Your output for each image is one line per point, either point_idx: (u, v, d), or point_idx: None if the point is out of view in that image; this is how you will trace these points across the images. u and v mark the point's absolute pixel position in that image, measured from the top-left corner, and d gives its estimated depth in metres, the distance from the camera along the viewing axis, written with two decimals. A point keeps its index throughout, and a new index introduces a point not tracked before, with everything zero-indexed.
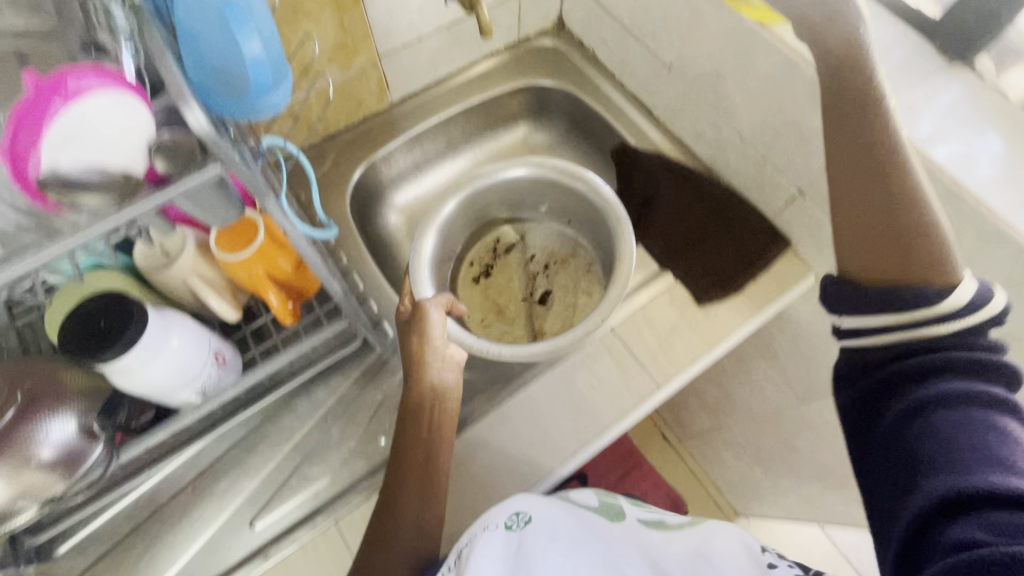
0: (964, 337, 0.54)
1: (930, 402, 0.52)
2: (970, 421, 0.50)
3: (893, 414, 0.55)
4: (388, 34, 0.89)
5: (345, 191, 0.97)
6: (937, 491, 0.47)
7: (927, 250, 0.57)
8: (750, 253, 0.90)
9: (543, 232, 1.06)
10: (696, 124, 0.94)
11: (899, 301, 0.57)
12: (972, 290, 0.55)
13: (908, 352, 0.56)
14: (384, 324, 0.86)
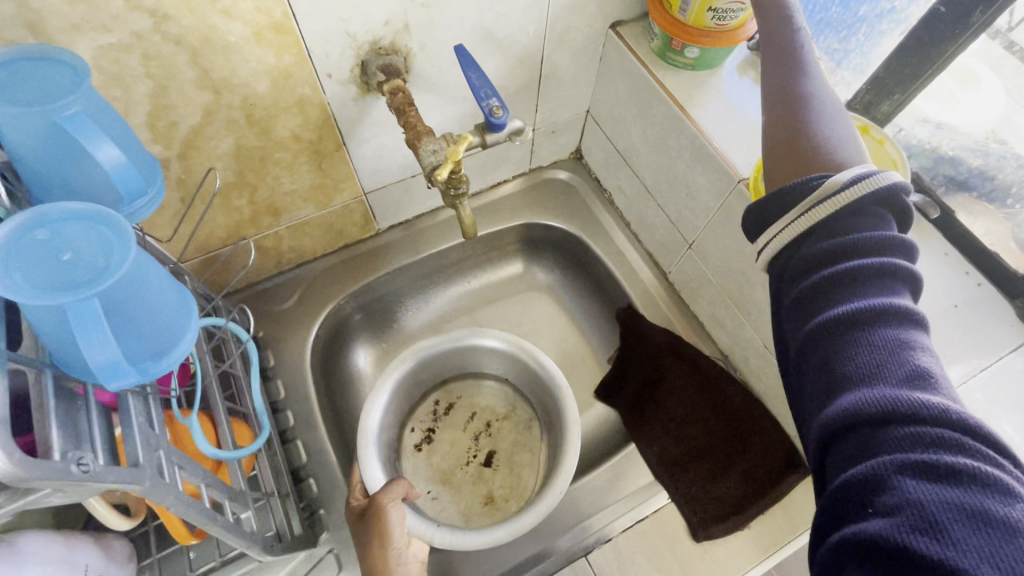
0: (883, 303, 0.36)
1: (833, 370, 0.36)
2: (912, 434, 0.32)
3: (805, 383, 0.38)
4: (376, 174, 0.79)
5: (309, 332, 0.85)
6: (842, 491, 0.33)
7: (852, 246, 0.39)
8: (766, 478, 0.74)
9: (480, 378, 0.99)
10: (715, 310, 0.82)
11: (834, 256, 0.40)
12: (870, 188, 0.40)
13: (820, 319, 0.38)
14: (320, 514, 0.73)
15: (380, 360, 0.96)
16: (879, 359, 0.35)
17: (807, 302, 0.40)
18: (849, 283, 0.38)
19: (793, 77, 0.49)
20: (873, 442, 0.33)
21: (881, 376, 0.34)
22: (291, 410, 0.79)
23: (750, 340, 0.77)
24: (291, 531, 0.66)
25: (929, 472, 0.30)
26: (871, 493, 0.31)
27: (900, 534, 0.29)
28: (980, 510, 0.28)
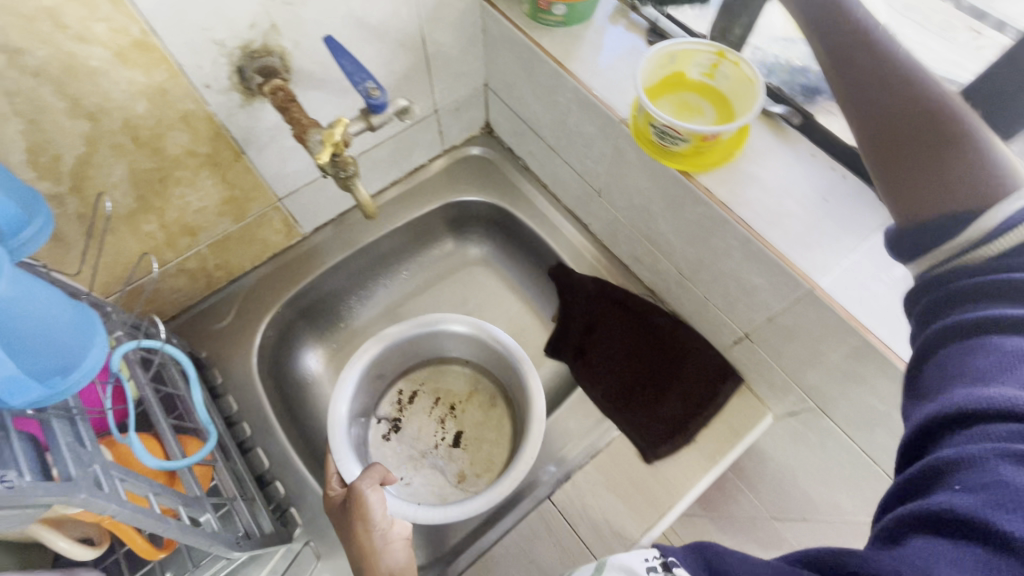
0: (1021, 318, 0.32)
1: (951, 373, 0.34)
2: (1021, 428, 0.29)
3: (932, 383, 0.35)
4: (284, 178, 0.80)
5: (252, 344, 0.86)
6: (931, 469, 0.31)
7: (998, 266, 0.35)
8: (697, 401, 0.80)
9: (444, 364, 1.03)
10: (634, 249, 0.86)
11: (989, 267, 0.35)
12: (1010, 209, 0.36)
13: (977, 313, 0.34)
14: (291, 511, 0.75)
15: (332, 360, 0.98)
16: (1005, 365, 0.31)
17: (944, 300, 0.37)
18: (1003, 297, 0.34)
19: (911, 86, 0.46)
20: (967, 433, 0.31)
21: (998, 377, 0.31)
22: (246, 421, 0.81)
23: (667, 270, 0.82)
24: (261, 529, 0.68)
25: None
26: (957, 471, 0.29)
27: (978, 508, 0.27)
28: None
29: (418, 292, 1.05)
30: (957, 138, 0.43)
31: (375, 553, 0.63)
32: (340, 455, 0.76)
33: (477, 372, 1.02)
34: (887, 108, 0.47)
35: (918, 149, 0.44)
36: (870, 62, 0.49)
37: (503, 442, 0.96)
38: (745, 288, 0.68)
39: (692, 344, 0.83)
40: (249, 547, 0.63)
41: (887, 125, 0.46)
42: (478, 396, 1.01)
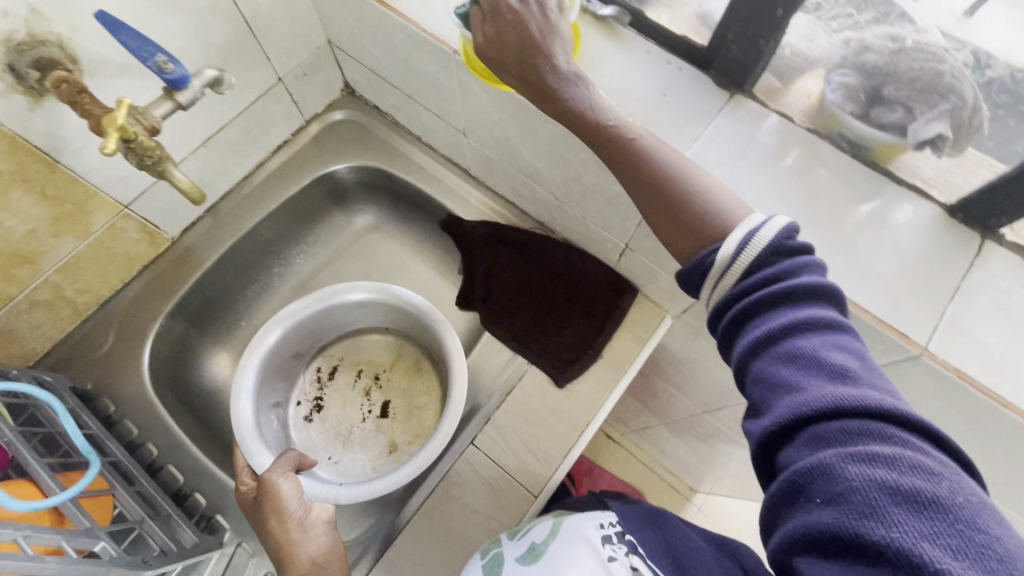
0: (806, 323, 0.40)
1: (758, 390, 0.40)
2: (845, 428, 0.35)
3: (757, 388, 0.41)
4: (122, 183, 0.74)
5: (140, 363, 0.81)
6: (795, 484, 0.36)
7: (760, 264, 0.44)
8: (594, 320, 0.82)
9: (360, 335, 1.00)
10: (514, 184, 0.85)
11: (773, 277, 0.43)
12: (756, 247, 0.45)
13: (781, 322, 0.41)
14: (218, 518, 0.74)
15: (240, 361, 0.94)
16: (812, 370, 0.38)
17: (736, 320, 0.44)
18: (783, 303, 0.42)
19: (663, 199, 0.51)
20: (799, 443, 0.37)
21: (800, 382, 0.38)
22: (151, 442, 0.77)
23: (547, 197, 0.81)
24: (181, 543, 0.67)
25: (851, 459, 0.34)
26: (820, 484, 0.34)
27: (843, 521, 0.32)
28: (907, 491, 0.32)
29: (316, 275, 1.01)
30: (677, 173, 0.51)
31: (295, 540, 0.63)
32: (252, 448, 0.74)
33: (395, 338, 1.00)
34: (655, 221, 0.52)
35: (652, 192, 0.51)
36: (620, 160, 0.52)
37: (431, 401, 0.96)
38: (613, 199, 0.69)
39: (585, 267, 0.84)
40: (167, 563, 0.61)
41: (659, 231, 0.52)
42: (401, 362, 1.00)
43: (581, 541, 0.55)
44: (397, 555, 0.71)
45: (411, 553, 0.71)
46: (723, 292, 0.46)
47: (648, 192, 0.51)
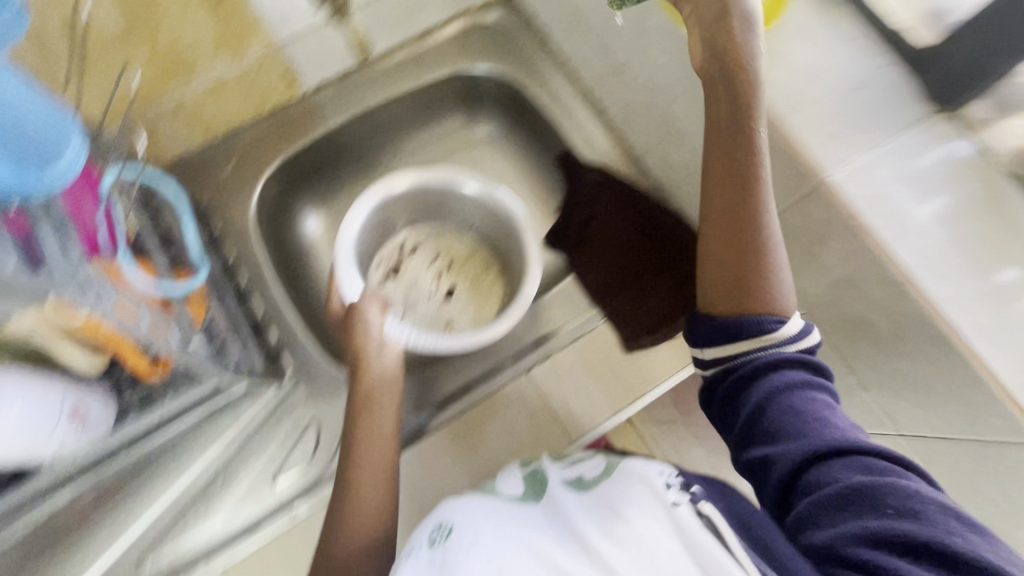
0: (822, 383, 0.56)
1: (784, 428, 0.54)
2: (872, 455, 0.50)
3: (784, 425, 0.54)
4: (285, 19, 0.75)
5: (252, 198, 0.86)
6: (852, 495, 0.48)
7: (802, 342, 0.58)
8: (683, 289, 0.81)
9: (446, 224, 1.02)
10: (650, 136, 0.82)
11: (798, 357, 0.57)
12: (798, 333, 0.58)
13: (781, 379, 0.56)
14: (284, 357, 0.79)
15: (332, 224, 0.98)
16: (829, 414, 0.54)
17: (745, 386, 0.58)
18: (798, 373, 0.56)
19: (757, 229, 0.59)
20: (824, 460, 0.51)
21: (834, 426, 0.53)
22: (244, 271, 0.83)
23: (681, 160, 0.77)
24: (252, 367, 0.72)
25: (864, 470, 0.49)
26: (880, 496, 0.47)
27: (864, 486, 0.48)
28: (888, 458, 0.50)
29: (422, 168, 1.02)
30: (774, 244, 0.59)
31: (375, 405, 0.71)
32: (343, 279, 0.81)
33: (477, 239, 1.01)
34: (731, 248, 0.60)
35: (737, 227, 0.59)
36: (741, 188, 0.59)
37: (491, 307, 0.98)
38: None
39: (692, 230, 0.81)
40: None
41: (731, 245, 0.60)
42: (477, 260, 1.01)
43: (639, 478, 0.56)
44: (430, 444, 0.76)
45: (443, 447, 0.76)
46: (733, 369, 0.59)
47: (731, 260, 0.60)
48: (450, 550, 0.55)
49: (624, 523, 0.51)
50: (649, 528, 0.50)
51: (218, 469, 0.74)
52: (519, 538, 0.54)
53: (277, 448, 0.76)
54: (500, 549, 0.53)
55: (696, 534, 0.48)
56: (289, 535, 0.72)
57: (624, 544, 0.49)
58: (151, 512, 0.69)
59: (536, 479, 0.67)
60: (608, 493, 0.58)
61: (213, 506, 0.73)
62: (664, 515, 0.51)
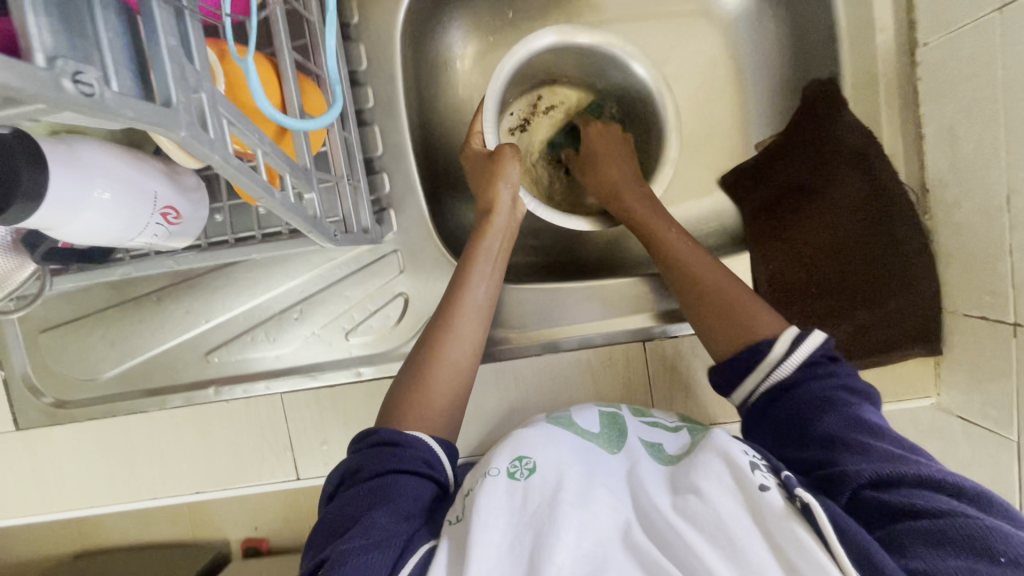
0: (856, 392, 0.54)
1: (844, 445, 0.50)
2: (917, 464, 0.47)
3: (822, 439, 0.51)
4: None
5: None
6: (921, 519, 0.43)
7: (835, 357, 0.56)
8: (866, 305, 0.63)
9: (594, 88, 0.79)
10: (962, 124, 0.56)
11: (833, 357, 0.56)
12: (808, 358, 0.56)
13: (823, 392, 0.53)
14: (390, 213, 0.68)
15: (482, 55, 0.76)
16: (865, 426, 0.51)
17: (796, 403, 0.54)
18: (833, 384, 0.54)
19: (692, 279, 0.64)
20: (894, 481, 0.46)
21: (870, 435, 0.50)
22: (371, 88, 0.67)
23: (991, 184, 0.54)
24: (359, 224, 0.62)
25: (935, 489, 0.45)
26: (950, 517, 0.43)
27: (958, 525, 0.42)
28: (984, 498, 0.45)
29: (619, 19, 0.76)
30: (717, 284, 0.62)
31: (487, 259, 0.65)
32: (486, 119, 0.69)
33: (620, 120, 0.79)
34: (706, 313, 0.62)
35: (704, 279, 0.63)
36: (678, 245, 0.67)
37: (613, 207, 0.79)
38: None
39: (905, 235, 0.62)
40: (346, 240, 0.57)
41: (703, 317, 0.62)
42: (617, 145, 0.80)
43: (722, 450, 0.51)
44: (513, 367, 0.71)
45: (524, 376, 0.70)
46: (771, 386, 0.56)
47: (724, 288, 0.61)
48: (537, 494, 0.50)
49: (699, 499, 0.48)
50: (729, 510, 0.46)
51: (296, 301, 0.70)
52: (596, 505, 0.49)
53: (358, 305, 0.70)
54: (583, 513, 0.48)
55: (787, 525, 0.44)
56: (350, 390, 0.71)
57: (706, 528, 0.46)
58: (237, 311, 0.71)
59: (616, 424, 0.62)
60: (694, 458, 0.54)
61: (285, 335, 0.70)
62: (746, 497, 0.47)
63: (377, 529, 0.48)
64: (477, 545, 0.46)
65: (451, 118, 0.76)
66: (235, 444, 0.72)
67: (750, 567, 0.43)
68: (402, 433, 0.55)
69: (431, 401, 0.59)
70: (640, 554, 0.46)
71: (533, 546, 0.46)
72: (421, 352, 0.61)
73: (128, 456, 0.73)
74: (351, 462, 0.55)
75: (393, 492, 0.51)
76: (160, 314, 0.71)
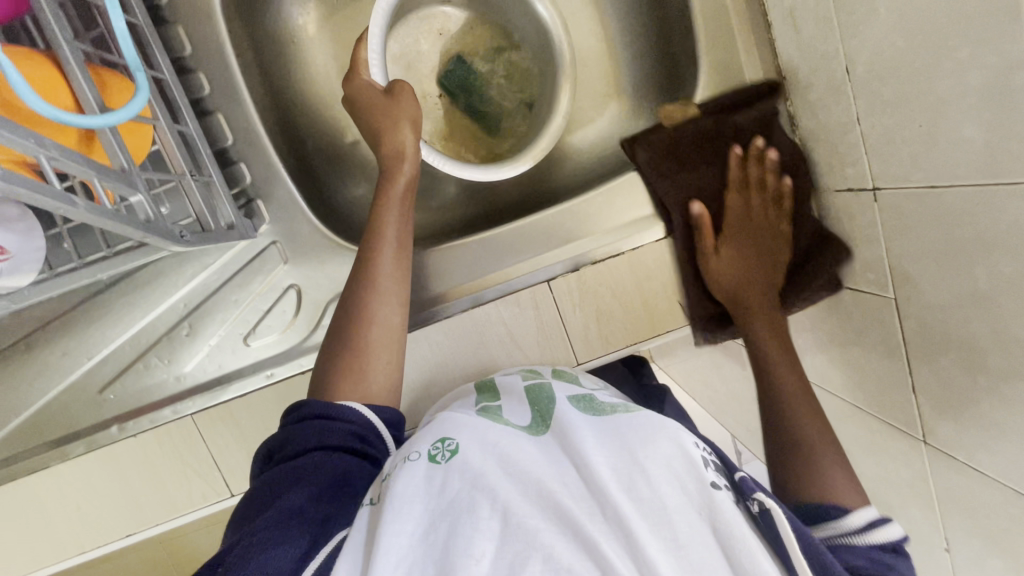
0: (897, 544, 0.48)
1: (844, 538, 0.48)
2: None
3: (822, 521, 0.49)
4: None
5: None
6: None
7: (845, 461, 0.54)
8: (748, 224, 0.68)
9: (465, 30, 0.76)
10: (800, 4, 0.57)
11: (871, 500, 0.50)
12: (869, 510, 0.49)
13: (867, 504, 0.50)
14: (258, 204, 0.64)
15: (328, 19, 0.71)
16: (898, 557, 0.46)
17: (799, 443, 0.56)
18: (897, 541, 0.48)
19: (796, 426, 0.57)
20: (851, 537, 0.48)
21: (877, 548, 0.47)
22: (204, 73, 0.61)
23: (833, 57, 0.55)
24: (220, 221, 0.58)
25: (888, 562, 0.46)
26: None
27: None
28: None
29: None
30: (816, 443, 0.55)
31: (398, 218, 0.63)
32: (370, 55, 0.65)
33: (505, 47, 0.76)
34: (773, 441, 0.58)
35: (796, 428, 0.57)
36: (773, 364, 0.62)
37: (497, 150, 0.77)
38: (936, 137, 0.47)
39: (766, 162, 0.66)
40: (205, 241, 0.53)
41: (780, 449, 0.57)
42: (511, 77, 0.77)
43: (674, 437, 0.46)
44: (425, 336, 0.69)
45: (439, 341, 0.69)
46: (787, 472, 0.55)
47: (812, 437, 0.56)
48: (456, 481, 0.44)
49: (645, 482, 0.43)
50: (675, 497, 0.42)
51: (182, 316, 0.66)
52: (525, 473, 0.45)
53: (250, 307, 0.66)
54: (514, 485, 0.44)
55: (729, 524, 0.40)
56: (265, 397, 0.67)
57: (642, 502, 0.42)
58: (123, 340, 0.66)
59: (541, 398, 0.56)
60: (644, 433, 0.47)
61: (180, 355, 0.66)
62: (698, 492, 0.42)
63: (287, 513, 0.44)
64: (386, 537, 0.40)
65: (310, 93, 0.72)
66: (155, 476, 0.68)
67: (688, 563, 0.39)
68: (336, 404, 0.53)
69: (364, 364, 0.56)
70: (562, 516, 0.42)
71: (446, 536, 0.41)
72: (344, 315, 0.58)
73: (42, 515, 0.68)
74: (278, 436, 0.52)
75: (316, 470, 0.48)
76: (38, 363, 0.65)
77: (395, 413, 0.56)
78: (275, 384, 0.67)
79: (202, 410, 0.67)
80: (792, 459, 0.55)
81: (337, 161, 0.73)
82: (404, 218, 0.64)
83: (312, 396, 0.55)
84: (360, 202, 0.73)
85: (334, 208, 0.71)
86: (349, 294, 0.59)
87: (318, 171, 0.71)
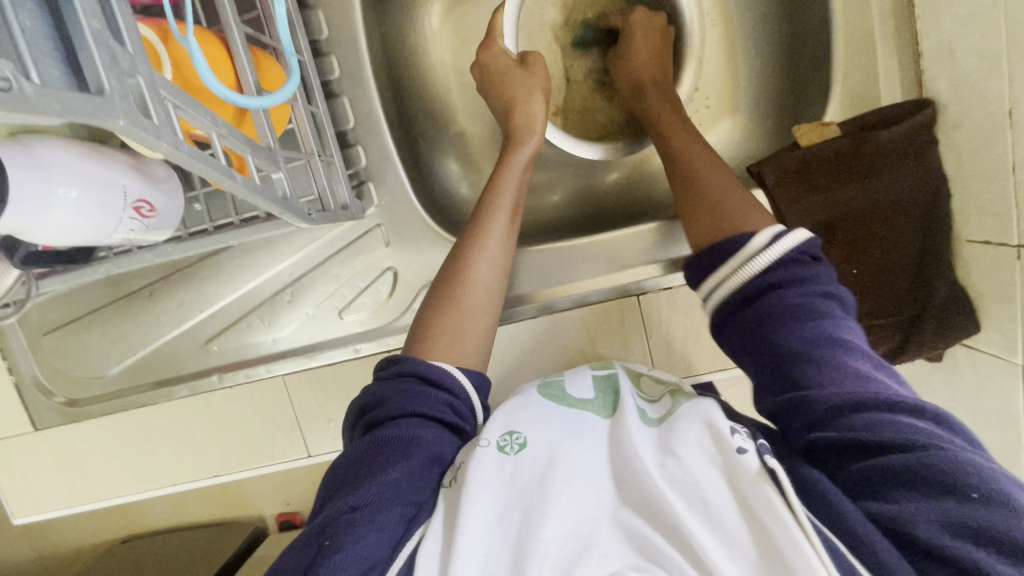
0: (806, 306, 0.46)
1: (807, 359, 0.44)
2: (902, 417, 0.40)
3: (755, 337, 0.47)
4: None
5: None
6: (905, 465, 0.38)
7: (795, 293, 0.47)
8: (881, 240, 0.60)
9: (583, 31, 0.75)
10: (960, 37, 0.53)
11: (782, 298, 0.47)
12: (788, 243, 0.49)
13: (784, 300, 0.47)
14: (368, 186, 0.67)
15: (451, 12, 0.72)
16: (810, 338, 0.44)
17: (764, 310, 0.47)
18: (794, 316, 0.46)
19: (733, 185, 0.56)
20: (855, 406, 0.41)
21: (812, 335, 0.44)
22: (335, 57, 0.64)
23: (993, 99, 0.51)
24: (336, 200, 0.60)
25: (902, 410, 0.40)
26: (935, 474, 0.37)
27: (933, 461, 0.37)
28: (941, 415, 0.40)
29: None
30: (717, 174, 0.57)
31: (516, 184, 0.63)
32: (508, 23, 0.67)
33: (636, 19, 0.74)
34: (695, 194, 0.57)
35: (724, 190, 0.56)
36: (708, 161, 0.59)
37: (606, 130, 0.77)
38: None
39: (895, 196, 0.59)
40: (322, 218, 0.55)
41: (698, 197, 0.56)
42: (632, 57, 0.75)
43: (702, 415, 0.45)
44: (506, 333, 0.70)
45: (519, 339, 0.70)
46: (740, 279, 0.49)
47: (716, 186, 0.56)
48: (525, 473, 0.45)
49: (676, 463, 0.43)
50: (706, 473, 0.42)
51: (286, 284, 0.70)
52: (594, 490, 0.44)
53: (349, 283, 0.69)
54: (577, 491, 0.44)
55: (758, 486, 0.39)
56: (350, 366, 0.71)
57: (682, 493, 0.41)
58: (232, 298, 0.71)
59: (608, 387, 0.55)
60: (675, 422, 0.47)
61: (279, 320, 0.70)
62: (724, 462, 0.42)
63: (386, 491, 0.44)
64: (465, 519, 0.42)
65: (425, 81, 0.74)
66: (245, 427, 0.74)
67: (728, 538, 0.39)
68: (426, 365, 0.53)
69: (456, 326, 0.56)
70: (628, 530, 0.42)
71: (520, 527, 0.42)
72: (449, 275, 0.59)
73: (146, 449, 0.75)
74: (372, 393, 0.52)
75: (414, 442, 0.48)
76: (155, 309, 0.72)
77: (483, 378, 0.56)
78: (363, 358, 0.71)
79: (293, 372, 0.72)
80: (695, 208, 0.56)
81: (441, 150, 0.75)
82: (519, 189, 0.64)
83: (406, 350, 0.56)
84: (459, 193, 0.75)
85: (434, 196, 0.72)
86: (452, 256, 0.61)
87: (424, 158, 0.73)
